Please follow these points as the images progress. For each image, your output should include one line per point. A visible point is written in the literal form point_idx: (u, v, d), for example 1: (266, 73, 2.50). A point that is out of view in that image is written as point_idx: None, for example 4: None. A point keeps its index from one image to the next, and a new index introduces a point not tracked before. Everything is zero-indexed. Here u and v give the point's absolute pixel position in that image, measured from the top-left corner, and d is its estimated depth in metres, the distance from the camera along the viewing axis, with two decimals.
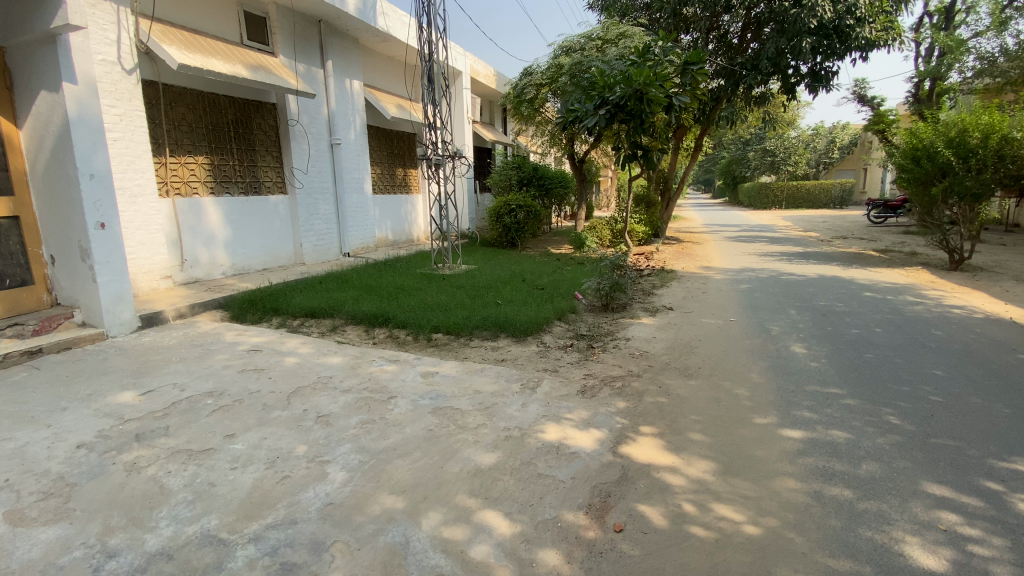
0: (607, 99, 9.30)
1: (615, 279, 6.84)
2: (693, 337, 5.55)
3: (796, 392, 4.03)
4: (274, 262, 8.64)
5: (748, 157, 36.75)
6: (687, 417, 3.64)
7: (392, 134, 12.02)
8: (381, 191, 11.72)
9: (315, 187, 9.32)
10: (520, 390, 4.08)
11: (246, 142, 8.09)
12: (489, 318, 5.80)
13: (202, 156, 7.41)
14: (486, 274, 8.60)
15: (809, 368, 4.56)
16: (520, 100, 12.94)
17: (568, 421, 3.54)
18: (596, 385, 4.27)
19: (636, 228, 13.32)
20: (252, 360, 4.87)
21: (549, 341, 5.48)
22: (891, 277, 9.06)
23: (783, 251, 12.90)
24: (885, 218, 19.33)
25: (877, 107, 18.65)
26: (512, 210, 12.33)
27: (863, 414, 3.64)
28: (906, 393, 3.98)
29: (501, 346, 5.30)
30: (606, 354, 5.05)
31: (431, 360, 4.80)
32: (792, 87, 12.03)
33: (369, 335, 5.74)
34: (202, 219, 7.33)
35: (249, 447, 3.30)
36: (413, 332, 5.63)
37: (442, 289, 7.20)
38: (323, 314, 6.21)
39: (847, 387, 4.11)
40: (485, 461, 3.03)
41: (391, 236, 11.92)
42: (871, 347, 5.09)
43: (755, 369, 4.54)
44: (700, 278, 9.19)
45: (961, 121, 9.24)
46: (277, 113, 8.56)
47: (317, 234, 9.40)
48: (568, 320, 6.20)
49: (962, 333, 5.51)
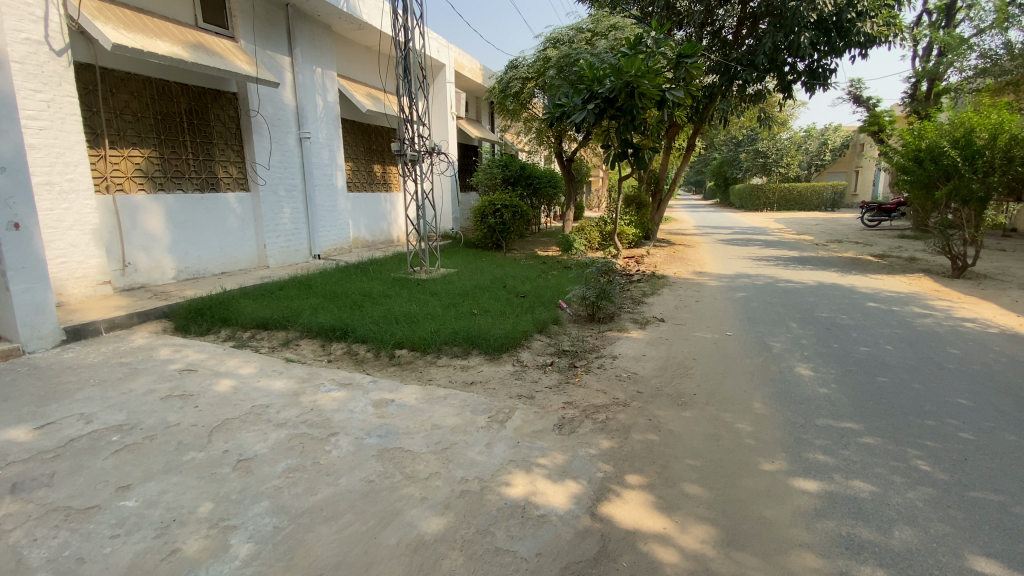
0: (596, 92, 8.69)
1: (601, 286, 6.27)
2: (687, 355, 4.98)
3: (806, 428, 3.46)
4: (234, 266, 8.00)
5: (740, 159, 36.50)
6: (682, 461, 3.06)
7: (369, 128, 11.36)
8: (358, 189, 11.07)
9: (281, 184, 8.68)
10: (486, 424, 3.48)
11: (201, 134, 7.48)
12: (461, 332, 5.18)
13: (149, 149, 6.80)
14: (465, 279, 7.98)
15: (818, 396, 3.99)
16: (505, 95, 12.29)
17: (540, 468, 2.94)
18: (575, 417, 3.66)
19: (626, 230, 12.78)
20: (182, 384, 4.24)
21: (526, 359, 4.88)
22: (893, 285, 8.59)
23: (779, 255, 12.39)
24: (879, 221, 18.95)
25: (872, 108, 18.20)
26: (496, 210, 11.70)
27: (887, 458, 3.07)
28: (933, 429, 3.43)
29: (472, 365, 4.69)
30: (589, 376, 4.47)
31: (389, 385, 4.18)
32: (788, 86, 11.54)
33: (324, 351, 5.10)
34: (146, 218, 6.70)
35: (143, 505, 2.66)
36: (374, 347, 5.00)
37: (413, 297, 6.58)
38: (276, 326, 5.59)
39: (864, 421, 3.55)
40: (430, 529, 2.43)
41: (367, 235, 11.26)
42: (884, 369, 4.55)
43: (757, 398, 3.96)
44: (693, 285, 8.67)
45: (968, 121, 8.79)
46: (237, 104, 7.96)
47: (283, 234, 8.75)
48: (549, 333, 5.60)
49: (981, 352, 4.98)
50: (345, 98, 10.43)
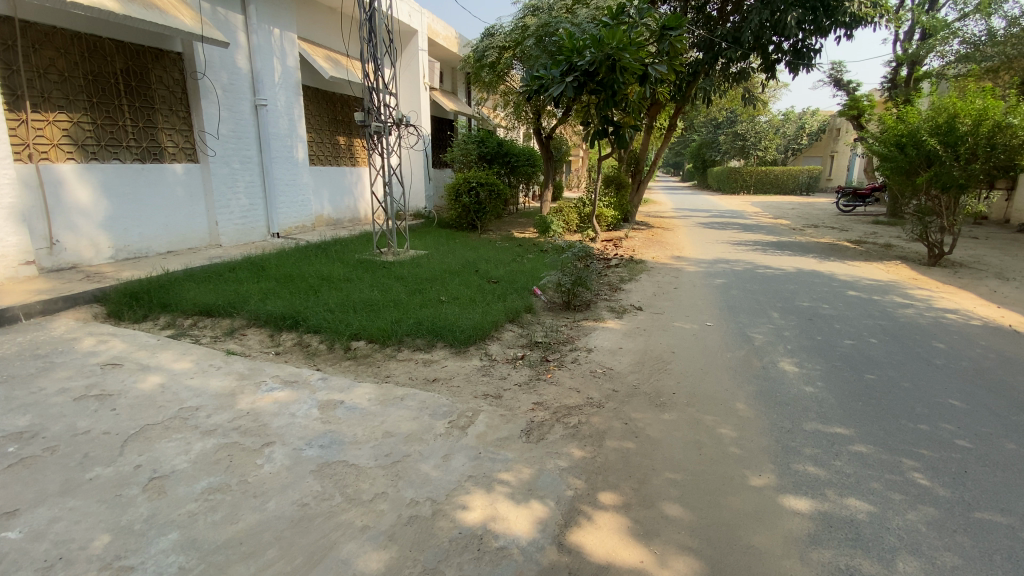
0: (575, 65, 8.16)
1: (577, 272, 5.90)
2: (666, 348, 4.68)
3: (794, 434, 3.19)
4: (182, 244, 7.37)
5: (718, 141, 36.29)
6: (661, 476, 2.74)
7: (333, 96, 10.63)
8: (321, 162, 10.40)
9: (235, 156, 8.03)
10: (446, 430, 3.09)
11: (142, 98, 6.76)
12: (425, 322, 4.75)
13: (79, 114, 6.08)
14: (435, 262, 7.51)
15: (805, 396, 3.73)
16: (480, 65, 11.63)
17: (503, 486, 2.58)
18: (546, 421, 3.30)
19: (605, 212, 12.40)
20: (102, 381, 3.74)
21: (495, 352, 4.49)
22: (872, 273, 8.47)
23: (758, 240, 12.22)
24: (853, 207, 19.00)
25: (852, 92, 18.04)
26: (471, 187, 11.17)
27: (882, 471, 2.82)
28: (927, 436, 3.20)
29: (435, 359, 4.28)
30: (562, 372, 4.11)
31: (340, 382, 3.76)
32: (772, 65, 11.18)
33: (273, 342, 4.63)
34: (76, 190, 6.04)
35: (25, 539, 2.22)
36: (327, 339, 4.55)
37: (376, 282, 6.10)
38: (222, 314, 5.08)
39: (855, 425, 3.30)
40: (369, 569, 2.05)
41: (332, 213, 10.64)
42: (871, 364, 4.33)
43: (740, 397, 3.68)
44: (672, 270, 8.41)
45: (953, 106, 8.59)
46: (183, 65, 7.24)
47: (236, 210, 8.09)
48: (521, 323, 5.23)
49: (967, 347, 4.82)
50: (306, 63, 9.69)
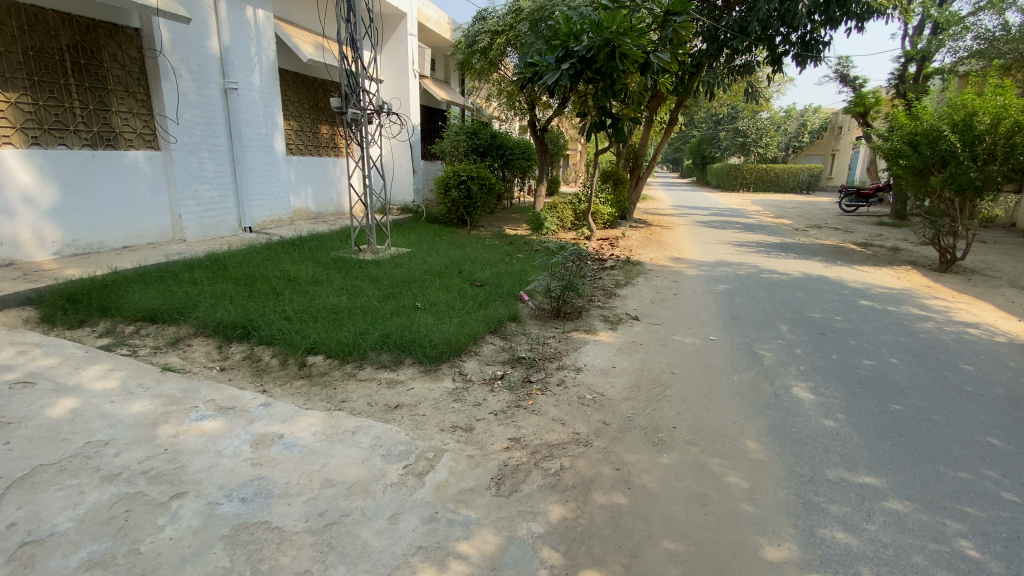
0: (571, 50, 7.53)
1: (568, 277, 5.37)
2: (664, 368, 4.15)
3: (816, 485, 2.68)
4: (141, 239, 6.79)
5: (718, 137, 35.75)
6: (658, 546, 2.22)
7: (313, 81, 10.01)
8: (300, 152, 9.82)
9: (203, 144, 7.43)
10: (399, 479, 2.55)
11: (93, 77, 6.16)
12: (393, 333, 4.19)
13: (17, 93, 5.48)
14: (416, 261, 6.97)
15: (825, 432, 3.21)
16: (471, 51, 11.00)
17: (459, 563, 2.05)
18: (522, 465, 2.77)
19: (602, 209, 11.84)
20: (4, 404, 3.18)
21: (470, 369, 3.95)
22: (882, 279, 7.97)
23: (760, 241, 11.69)
24: (856, 206, 18.50)
25: (858, 89, 17.42)
26: (461, 181, 10.59)
27: (924, 539, 2.31)
28: (970, 488, 2.69)
29: (401, 379, 3.73)
30: (546, 398, 3.58)
31: (285, 410, 3.22)
32: (779, 58, 10.57)
33: (219, 355, 4.10)
34: (17, 176, 5.47)
35: None
36: (280, 352, 4.01)
37: (345, 284, 5.54)
38: (167, 321, 4.54)
39: (887, 474, 2.78)
40: None
41: (311, 206, 10.06)
42: (894, 391, 3.83)
43: (750, 434, 3.16)
44: (671, 273, 7.89)
45: (970, 103, 8.00)
46: (142, 42, 6.62)
47: (203, 202, 7.50)
48: (504, 335, 4.69)
49: (996, 369, 4.31)
50: (284, 45, 9.07)
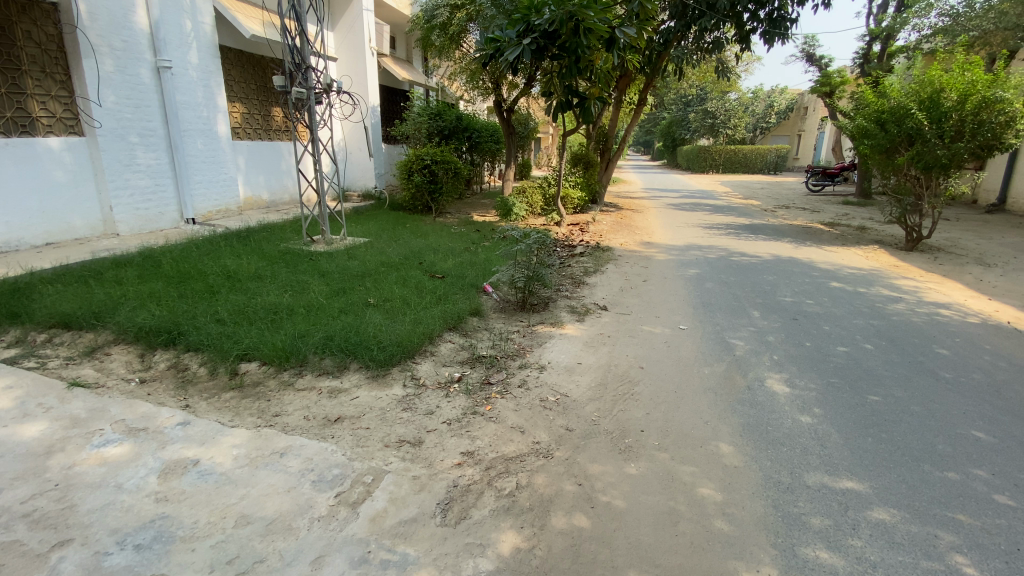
0: (533, 24, 7.10)
1: (533, 266, 5.05)
2: (633, 363, 3.89)
3: (795, 494, 2.45)
4: (66, 235, 6.18)
5: (688, 119, 35.75)
6: None
7: (260, 61, 9.35)
8: (249, 137, 9.18)
9: (133, 128, 6.76)
10: (328, 512, 2.22)
11: (3, 57, 5.56)
12: (338, 335, 3.80)
13: None
14: (373, 252, 6.54)
15: (802, 430, 3.00)
16: (431, 27, 10.45)
17: None
18: (473, 484, 2.46)
19: (571, 193, 11.55)
20: None
21: (424, 372, 3.61)
22: (852, 260, 7.91)
23: (730, 223, 11.60)
24: (822, 186, 18.67)
25: (824, 68, 17.43)
26: (425, 165, 10.10)
27: (915, 555, 2.11)
28: (959, 491, 2.52)
29: (345, 387, 3.36)
30: (505, 402, 3.27)
31: (207, 430, 2.83)
32: (747, 36, 10.33)
33: (141, 365, 3.64)
34: None
35: None
36: (210, 359, 3.59)
37: (292, 280, 5.11)
38: (83, 326, 4.05)
39: (870, 478, 2.59)
40: None
41: (263, 195, 9.46)
42: (871, 381, 3.66)
43: (723, 435, 2.92)
44: (641, 258, 7.66)
45: (938, 79, 7.90)
46: (59, 18, 6.01)
47: (137, 192, 6.87)
48: (463, 331, 4.36)
49: (973, 353, 4.20)
50: (225, 22, 8.40)
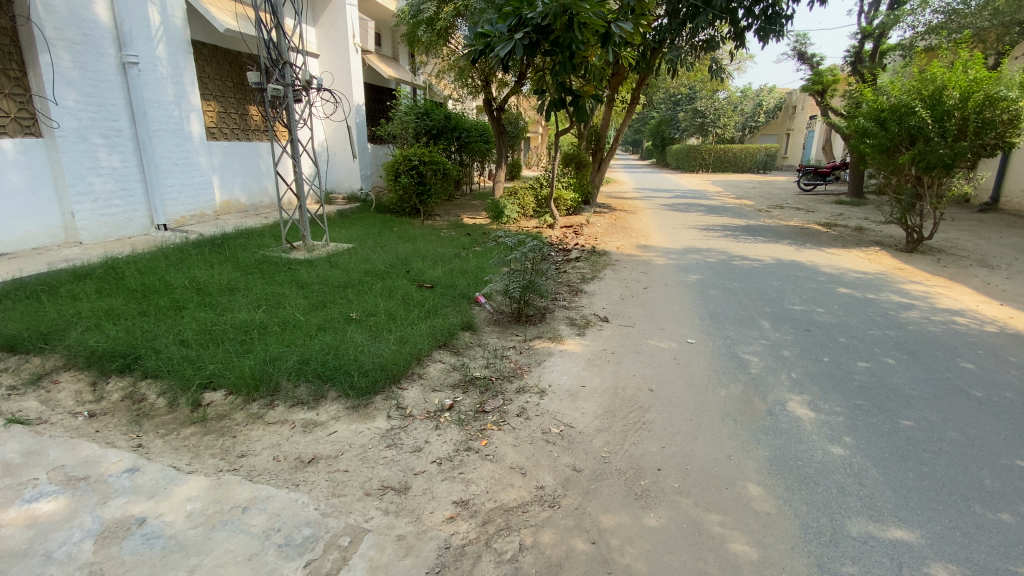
0: (525, 18, 6.68)
1: (529, 275, 4.70)
2: (641, 385, 3.55)
3: (840, 549, 2.13)
4: (22, 244, 5.71)
5: (677, 118, 35.60)
6: None
7: (235, 57, 8.88)
8: (226, 137, 8.72)
9: (96, 128, 6.29)
10: None
11: None
12: (314, 358, 3.41)
13: None
14: (357, 260, 6.14)
15: (836, 464, 2.69)
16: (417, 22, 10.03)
17: None
18: (470, 546, 2.10)
19: (564, 194, 11.27)
20: None
21: (411, 400, 3.23)
22: (855, 262, 7.67)
23: (726, 224, 11.35)
24: (814, 185, 18.55)
25: (816, 66, 17.28)
26: (412, 166, 9.70)
27: None
28: (1019, 538, 2.21)
29: (322, 420, 2.98)
30: (502, 436, 2.91)
31: (159, 478, 2.45)
32: (742, 33, 10.05)
33: (91, 396, 3.22)
34: None
35: None
36: (170, 389, 3.19)
37: (267, 292, 4.70)
38: (29, 350, 3.62)
39: (918, 524, 2.28)
40: None
41: (241, 198, 9.01)
42: (899, 401, 3.36)
43: (750, 473, 2.59)
44: (639, 263, 7.35)
45: (941, 76, 7.65)
46: (11, 8, 5.52)
47: (102, 197, 6.41)
48: (454, 349, 3.99)
49: (999, 367, 3.93)
50: (196, 15, 7.92)
